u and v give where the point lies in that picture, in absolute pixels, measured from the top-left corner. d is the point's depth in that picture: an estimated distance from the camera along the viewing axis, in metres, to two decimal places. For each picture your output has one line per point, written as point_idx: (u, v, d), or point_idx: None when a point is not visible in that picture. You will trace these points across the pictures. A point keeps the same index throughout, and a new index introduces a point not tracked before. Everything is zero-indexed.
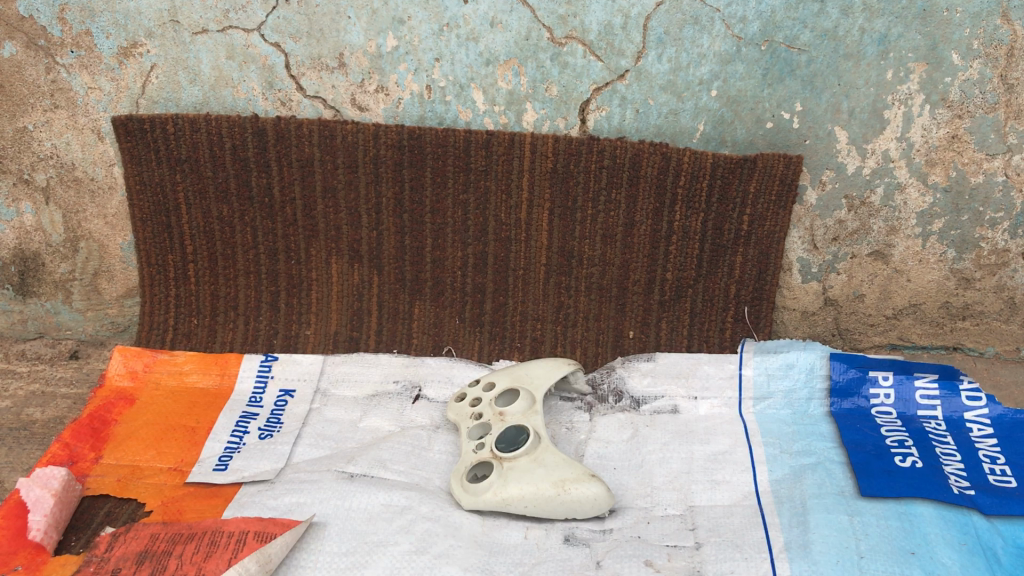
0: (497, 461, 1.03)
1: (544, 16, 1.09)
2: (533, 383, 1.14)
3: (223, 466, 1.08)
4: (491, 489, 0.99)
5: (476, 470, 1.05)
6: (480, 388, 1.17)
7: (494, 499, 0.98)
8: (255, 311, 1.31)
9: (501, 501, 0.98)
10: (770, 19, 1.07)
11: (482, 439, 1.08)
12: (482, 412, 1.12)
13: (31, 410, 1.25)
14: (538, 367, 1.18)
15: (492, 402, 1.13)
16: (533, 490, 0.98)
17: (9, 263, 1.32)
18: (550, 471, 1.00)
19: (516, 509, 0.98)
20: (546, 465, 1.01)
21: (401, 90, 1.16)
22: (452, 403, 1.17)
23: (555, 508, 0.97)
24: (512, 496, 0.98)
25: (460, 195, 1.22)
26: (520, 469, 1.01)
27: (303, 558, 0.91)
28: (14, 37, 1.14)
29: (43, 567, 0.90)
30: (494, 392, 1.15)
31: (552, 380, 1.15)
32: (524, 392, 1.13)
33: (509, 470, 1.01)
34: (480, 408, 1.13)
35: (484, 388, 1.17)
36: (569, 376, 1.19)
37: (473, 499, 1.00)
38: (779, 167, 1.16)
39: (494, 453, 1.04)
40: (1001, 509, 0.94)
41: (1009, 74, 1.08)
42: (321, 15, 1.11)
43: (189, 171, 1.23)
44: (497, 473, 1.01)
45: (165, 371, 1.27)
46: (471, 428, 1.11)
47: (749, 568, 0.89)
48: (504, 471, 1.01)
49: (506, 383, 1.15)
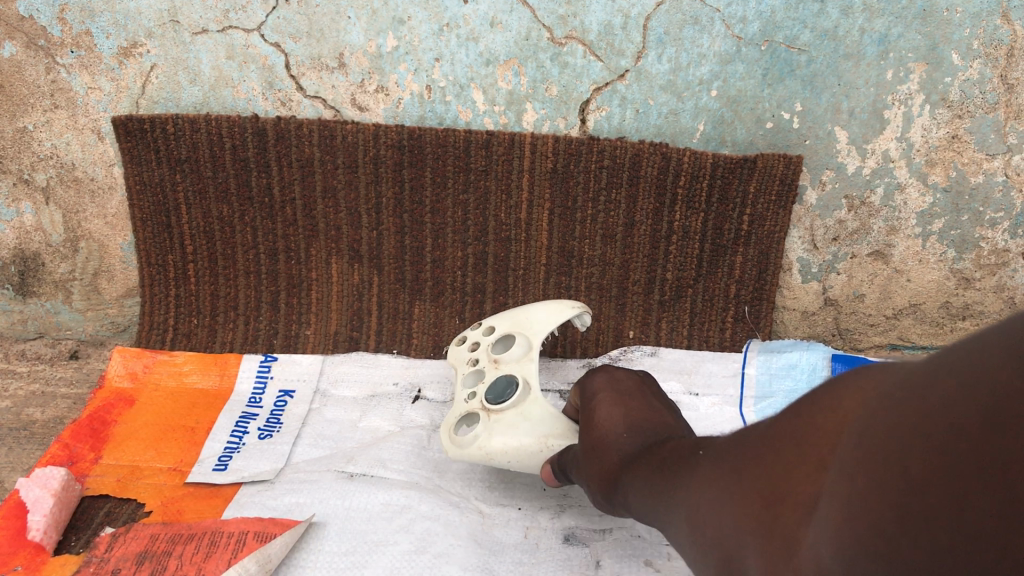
0: (484, 413, 1.02)
1: (544, 16, 1.09)
2: (532, 328, 1.09)
3: (223, 466, 1.09)
4: (475, 444, 0.99)
5: (464, 419, 1.04)
6: (479, 331, 1.12)
7: (479, 452, 0.98)
8: (255, 310, 1.30)
9: (485, 455, 0.99)
10: (770, 19, 1.06)
11: (474, 388, 1.06)
12: (478, 357, 1.09)
13: (31, 409, 1.27)
14: (541, 310, 1.11)
15: (490, 348, 1.09)
16: (517, 446, 0.99)
17: (9, 263, 1.32)
18: (536, 426, 1.00)
19: (499, 463, 0.99)
20: (531, 419, 1.00)
21: (401, 90, 1.16)
22: (452, 346, 1.14)
23: (537, 462, 0.99)
24: (496, 452, 0.98)
25: (460, 195, 1.22)
26: (504, 423, 1.00)
27: (303, 558, 0.92)
28: (14, 37, 1.13)
29: (42, 567, 0.92)
30: (491, 336, 1.11)
31: (554, 325, 1.09)
32: (521, 338, 1.08)
33: (493, 422, 1.00)
34: (478, 353, 1.10)
35: (484, 332, 1.12)
36: (559, 368, 1.26)
37: (458, 452, 1.00)
38: (779, 168, 1.16)
39: (481, 405, 1.03)
40: None
41: (1009, 74, 1.08)
42: (321, 15, 1.11)
43: (189, 171, 1.23)
44: (482, 425, 1.00)
45: (165, 371, 1.26)
46: (466, 374, 1.08)
47: None
48: (490, 422, 1.00)
49: (505, 328, 1.11)
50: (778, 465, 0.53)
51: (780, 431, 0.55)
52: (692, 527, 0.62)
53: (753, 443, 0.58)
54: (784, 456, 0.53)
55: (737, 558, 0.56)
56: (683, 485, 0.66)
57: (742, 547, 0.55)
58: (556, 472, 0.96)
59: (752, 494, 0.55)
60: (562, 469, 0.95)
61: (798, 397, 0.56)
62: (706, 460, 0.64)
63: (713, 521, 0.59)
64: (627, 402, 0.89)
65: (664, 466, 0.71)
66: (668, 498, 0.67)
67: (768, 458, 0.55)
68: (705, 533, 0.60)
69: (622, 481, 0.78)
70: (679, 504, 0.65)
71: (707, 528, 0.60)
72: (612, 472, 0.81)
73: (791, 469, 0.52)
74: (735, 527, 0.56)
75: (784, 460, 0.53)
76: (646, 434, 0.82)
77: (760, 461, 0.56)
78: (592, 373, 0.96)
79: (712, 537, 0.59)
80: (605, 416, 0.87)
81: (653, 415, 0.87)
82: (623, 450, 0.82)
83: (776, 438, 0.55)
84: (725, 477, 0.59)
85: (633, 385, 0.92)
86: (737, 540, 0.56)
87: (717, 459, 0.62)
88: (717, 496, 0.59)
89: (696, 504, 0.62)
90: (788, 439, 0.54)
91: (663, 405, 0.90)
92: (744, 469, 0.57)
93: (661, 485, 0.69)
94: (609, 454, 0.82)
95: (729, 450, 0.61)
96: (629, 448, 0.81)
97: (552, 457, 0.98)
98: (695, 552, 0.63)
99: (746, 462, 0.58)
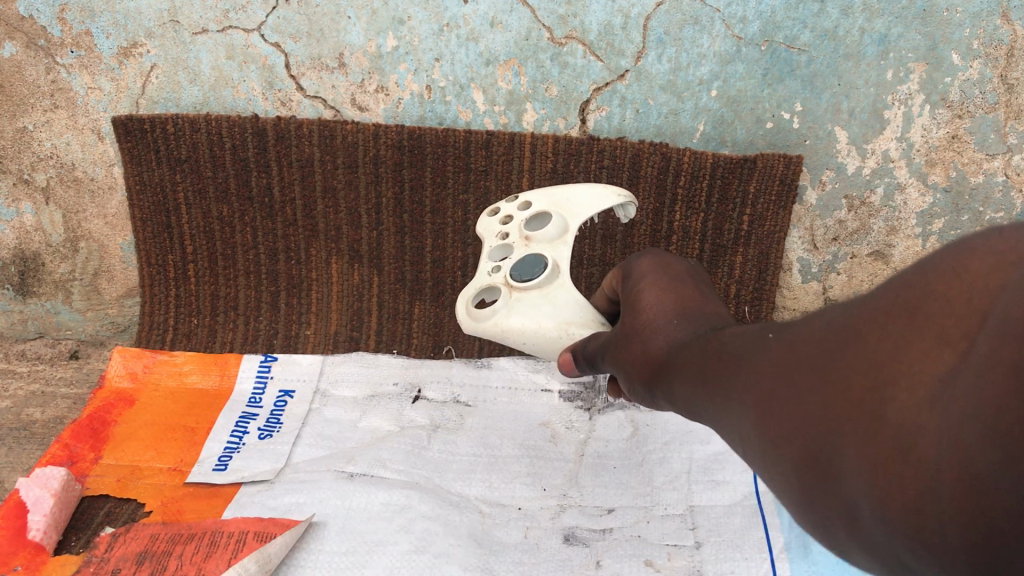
0: (507, 289, 0.98)
1: (544, 16, 1.09)
2: (571, 212, 1.04)
3: (223, 466, 1.10)
4: (493, 320, 0.96)
5: (485, 292, 1.00)
6: (513, 205, 1.06)
7: (495, 329, 0.96)
8: (256, 310, 1.30)
9: (502, 332, 0.96)
10: (770, 19, 1.06)
11: (499, 261, 1.01)
12: (509, 232, 1.03)
13: (31, 409, 1.28)
14: (582, 194, 1.05)
15: (524, 223, 1.03)
16: (536, 327, 0.95)
17: (9, 263, 1.32)
18: (558, 309, 0.96)
19: (513, 341, 0.96)
20: (555, 304, 0.96)
21: (400, 90, 1.16)
22: (482, 217, 1.07)
23: (554, 348, 0.95)
24: (512, 330, 0.95)
25: (460, 195, 1.22)
26: (526, 304, 0.96)
27: (302, 558, 0.92)
28: (14, 37, 1.13)
29: (42, 567, 0.93)
30: (525, 211, 1.04)
31: (593, 212, 1.03)
32: (557, 218, 1.02)
33: (515, 302, 0.97)
34: (509, 228, 1.04)
35: (518, 207, 1.05)
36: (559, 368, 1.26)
37: (473, 325, 0.97)
38: (779, 167, 1.16)
39: (505, 281, 0.98)
40: None
41: (1009, 74, 1.08)
42: (320, 15, 1.10)
43: (189, 171, 1.23)
44: (503, 301, 0.97)
45: (165, 371, 1.26)
46: (494, 248, 1.03)
47: (749, 568, 0.92)
48: (511, 301, 0.97)
49: (542, 206, 1.04)
50: (886, 342, 0.47)
51: (885, 304, 0.48)
52: (760, 424, 0.54)
53: (842, 326, 0.51)
54: (894, 330, 0.47)
55: (828, 454, 0.48)
56: (759, 360, 0.56)
57: (834, 440, 0.48)
58: (576, 359, 0.90)
59: (850, 380, 0.48)
60: (590, 362, 0.88)
61: (910, 265, 0.49)
62: (772, 348, 0.56)
63: (794, 414, 0.51)
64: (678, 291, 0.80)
65: (716, 356, 0.62)
66: (727, 394, 0.58)
67: (872, 336, 0.48)
68: (779, 429, 0.52)
69: (669, 378, 0.69)
70: (755, 382, 0.55)
71: (797, 407, 0.51)
72: (658, 369, 0.71)
73: (903, 347, 0.46)
74: (826, 418, 0.48)
75: (894, 336, 0.46)
76: (698, 319, 0.73)
77: (863, 339, 0.48)
78: (640, 256, 0.88)
79: (792, 432, 0.51)
80: (654, 305, 0.78)
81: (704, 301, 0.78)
82: (673, 337, 0.73)
83: (877, 313, 0.48)
84: (807, 364, 0.51)
85: (683, 270, 0.84)
86: (830, 434, 0.48)
87: (812, 336, 0.53)
88: (799, 385, 0.51)
89: (769, 395, 0.53)
90: (898, 311, 0.47)
91: (717, 295, 0.81)
92: (837, 351, 0.50)
93: (714, 380, 0.60)
94: (654, 348, 0.74)
95: (806, 337, 0.54)
96: (678, 334, 0.72)
97: (575, 346, 0.92)
98: (761, 455, 0.54)
99: (838, 345, 0.50)
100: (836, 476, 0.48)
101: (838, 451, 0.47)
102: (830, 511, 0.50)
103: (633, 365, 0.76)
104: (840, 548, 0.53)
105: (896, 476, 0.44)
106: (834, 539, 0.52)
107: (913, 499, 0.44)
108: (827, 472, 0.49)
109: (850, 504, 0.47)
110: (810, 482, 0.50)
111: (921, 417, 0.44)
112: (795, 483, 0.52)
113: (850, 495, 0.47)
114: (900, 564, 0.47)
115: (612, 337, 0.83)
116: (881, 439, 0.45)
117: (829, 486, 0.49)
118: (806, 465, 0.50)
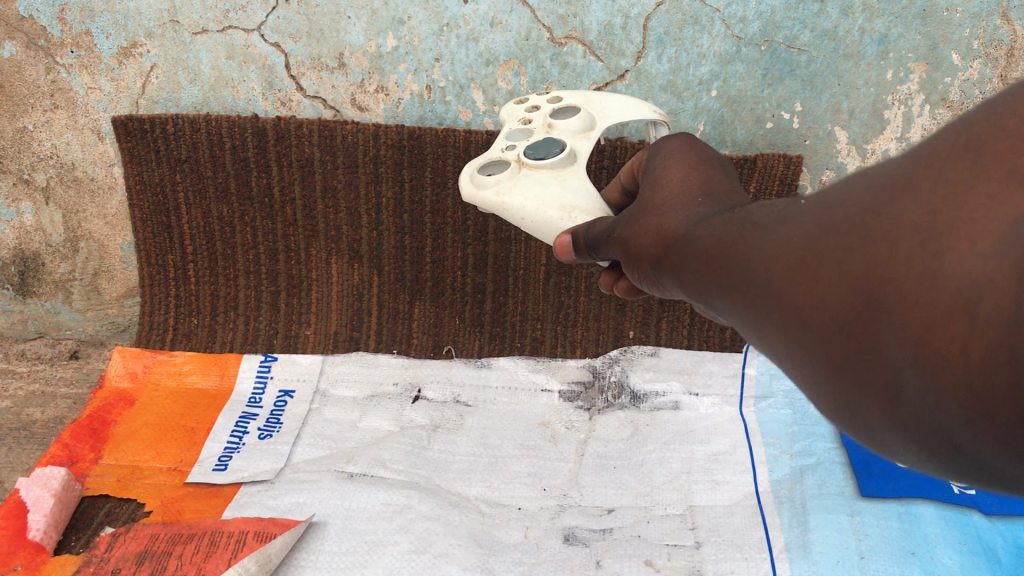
0: (517, 164, 0.83)
1: (544, 16, 1.09)
2: (602, 113, 0.89)
3: (223, 466, 1.10)
4: (494, 191, 0.81)
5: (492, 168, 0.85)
6: (544, 98, 0.92)
7: (493, 199, 0.80)
8: (255, 310, 1.30)
9: (500, 204, 0.80)
10: (770, 19, 1.06)
11: (516, 142, 0.86)
12: (533, 118, 0.89)
13: (31, 410, 1.29)
14: (619, 102, 0.91)
15: (550, 112, 0.89)
16: (540, 205, 0.78)
17: (9, 263, 1.32)
18: (566, 192, 0.78)
19: (511, 218, 0.80)
20: (567, 186, 0.79)
21: (401, 90, 1.16)
22: (508, 105, 0.94)
23: (554, 234, 0.77)
24: (512, 202, 0.79)
25: (460, 195, 1.22)
26: (533, 181, 0.80)
27: (303, 558, 0.92)
28: (14, 37, 1.12)
29: (42, 567, 0.93)
30: (555, 104, 0.90)
31: (626, 118, 0.88)
32: (587, 112, 0.88)
33: (522, 178, 0.81)
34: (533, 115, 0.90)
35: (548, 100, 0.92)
36: (559, 368, 1.26)
37: (472, 193, 0.82)
38: (779, 167, 1.16)
39: (516, 157, 0.83)
40: (1001, 510, 0.96)
41: (1009, 74, 1.08)
42: (321, 15, 1.10)
43: (189, 171, 1.23)
44: (509, 175, 0.81)
45: (165, 371, 1.26)
46: (513, 130, 0.89)
47: (749, 567, 0.92)
48: (518, 176, 0.81)
49: (573, 100, 0.90)
50: (944, 189, 0.35)
51: (938, 151, 0.37)
52: (779, 299, 0.40)
53: (887, 177, 0.38)
54: (952, 177, 0.35)
55: (867, 323, 0.35)
56: (799, 216, 0.42)
57: (885, 290, 0.35)
58: (576, 243, 0.72)
59: (896, 232, 0.35)
60: (591, 248, 0.69)
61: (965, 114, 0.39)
62: (796, 214, 0.43)
63: (818, 284, 0.38)
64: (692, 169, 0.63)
65: (736, 226, 0.48)
66: (736, 275, 0.44)
67: (926, 183, 0.36)
68: (804, 300, 0.38)
69: (673, 261, 0.53)
70: (800, 235, 0.40)
71: (847, 256, 0.37)
72: (660, 250, 0.55)
73: (965, 192, 0.34)
74: (866, 279, 0.35)
75: (956, 179, 0.35)
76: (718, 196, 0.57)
77: (911, 188, 0.36)
78: (670, 136, 0.69)
79: (820, 301, 0.37)
80: (675, 181, 0.62)
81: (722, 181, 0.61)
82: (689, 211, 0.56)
83: (930, 160, 0.37)
84: (844, 223, 0.38)
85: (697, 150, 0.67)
86: (873, 297, 0.35)
87: (865, 180, 0.39)
88: (827, 248, 0.38)
89: (793, 263, 0.40)
90: (958, 155, 0.36)
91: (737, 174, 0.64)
92: (879, 205, 0.37)
93: (723, 258, 0.46)
94: (666, 223, 0.57)
95: (842, 193, 0.40)
96: (697, 207, 0.56)
97: (577, 227, 0.73)
98: (779, 339, 0.41)
99: (884, 196, 0.37)
100: (876, 347, 0.35)
101: (884, 315, 0.35)
102: (865, 395, 0.37)
103: (635, 246, 0.59)
104: (876, 444, 0.41)
105: (952, 342, 0.33)
106: (869, 433, 0.40)
107: (978, 369, 0.33)
108: (864, 345, 0.36)
109: (894, 375, 0.35)
110: (839, 362, 0.37)
111: (991, 266, 0.32)
112: (826, 354, 0.38)
113: (892, 368, 0.35)
114: (951, 448, 0.36)
115: (620, 216, 0.65)
116: (939, 297, 0.33)
117: (868, 362, 0.36)
118: (836, 342, 0.37)
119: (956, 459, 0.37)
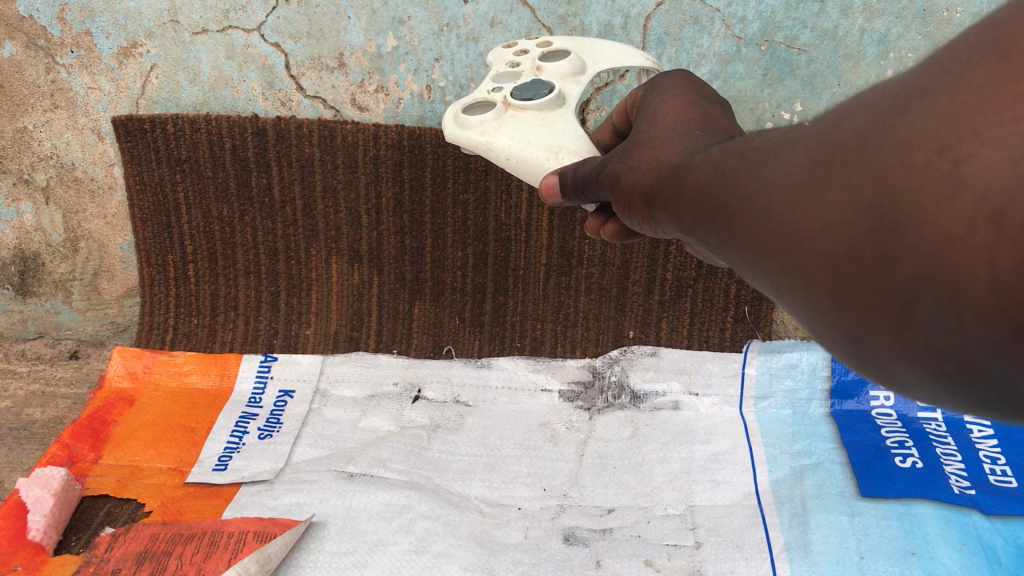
0: (503, 105, 0.82)
1: (544, 16, 1.08)
2: (592, 59, 0.88)
3: (223, 466, 1.09)
4: (478, 130, 0.81)
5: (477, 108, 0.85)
6: (533, 42, 0.91)
7: (477, 140, 0.80)
8: (256, 310, 1.30)
9: (484, 144, 0.80)
10: (770, 19, 1.06)
11: (502, 84, 0.86)
12: (521, 61, 0.88)
13: (32, 409, 1.29)
14: (610, 48, 0.89)
15: (538, 56, 0.88)
16: (525, 145, 0.78)
17: (9, 263, 1.32)
18: (552, 134, 0.78)
19: (494, 158, 0.80)
20: (553, 127, 0.79)
21: (401, 90, 1.15)
22: (496, 49, 0.93)
23: (538, 175, 0.77)
24: (496, 142, 0.79)
25: (460, 195, 1.22)
26: (519, 121, 0.80)
27: (302, 558, 0.92)
28: (14, 37, 1.12)
29: (42, 567, 0.93)
30: (544, 48, 0.89)
31: (615, 65, 0.87)
32: (576, 56, 0.87)
33: (508, 119, 0.81)
34: (522, 58, 0.89)
35: (538, 44, 0.91)
36: (559, 368, 1.26)
37: (456, 132, 0.82)
38: None
39: (503, 98, 0.83)
40: (1001, 510, 0.95)
41: None
42: (321, 15, 1.09)
43: (189, 171, 1.23)
44: (494, 115, 0.81)
45: (165, 371, 1.26)
46: (500, 72, 0.88)
47: (749, 567, 0.92)
48: (504, 117, 0.81)
49: (563, 46, 0.89)
50: (965, 92, 0.33)
51: (958, 55, 0.34)
52: (784, 224, 0.39)
53: (899, 89, 0.36)
54: (974, 80, 0.33)
55: (878, 241, 0.34)
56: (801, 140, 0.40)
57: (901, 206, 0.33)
58: (563, 183, 0.71)
59: (910, 144, 0.33)
60: (578, 190, 0.69)
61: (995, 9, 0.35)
62: (799, 137, 0.41)
63: (825, 205, 0.37)
64: (688, 110, 0.61)
65: (737, 155, 0.46)
66: (737, 207, 0.43)
67: (944, 89, 0.34)
68: (809, 224, 0.37)
69: (668, 195, 0.52)
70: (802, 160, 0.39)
71: (854, 175, 0.35)
72: (657, 184, 0.54)
73: (989, 95, 0.32)
74: (876, 196, 0.34)
75: (978, 82, 0.33)
76: (715, 134, 0.56)
77: (927, 96, 0.34)
78: (665, 74, 0.69)
79: (826, 223, 0.36)
80: (670, 116, 0.61)
81: (718, 121, 0.60)
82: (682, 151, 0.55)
83: (948, 66, 0.34)
84: (851, 139, 0.36)
85: (696, 91, 0.65)
86: (884, 214, 0.34)
87: (874, 98, 0.37)
88: (829, 167, 0.37)
89: (799, 186, 0.39)
90: (982, 55, 0.33)
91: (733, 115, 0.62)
92: (889, 117, 0.35)
93: (724, 189, 0.45)
94: (662, 157, 0.56)
95: (848, 110, 0.38)
96: (691, 144, 0.55)
97: (563, 169, 0.73)
98: (782, 268, 0.40)
99: (894, 108, 0.35)
100: (889, 265, 0.34)
101: (898, 231, 0.33)
102: (874, 319, 0.36)
103: (628, 180, 0.58)
104: (884, 376, 0.40)
105: (975, 253, 0.31)
106: (877, 363, 0.39)
107: (1005, 284, 0.31)
108: (873, 264, 0.34)
109: (905, 294, 0.34)
110: (845, 285, 0.36)
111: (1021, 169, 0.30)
112: (828, 274, 0.37)
113: (904, 288, 0.34)
114: (971, 376, 0.35)
115: (608, 157, 0.65)
116: (960, 207, 0.31)
117: (878, 283, 0.34)
118: (844, 264, 0.36)
119: (974, 388, 0.35)
